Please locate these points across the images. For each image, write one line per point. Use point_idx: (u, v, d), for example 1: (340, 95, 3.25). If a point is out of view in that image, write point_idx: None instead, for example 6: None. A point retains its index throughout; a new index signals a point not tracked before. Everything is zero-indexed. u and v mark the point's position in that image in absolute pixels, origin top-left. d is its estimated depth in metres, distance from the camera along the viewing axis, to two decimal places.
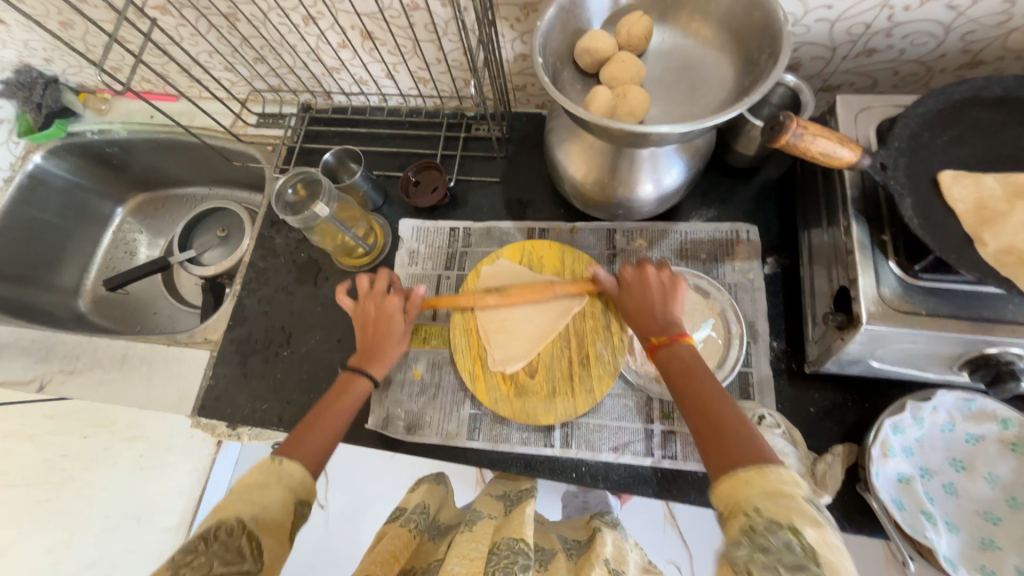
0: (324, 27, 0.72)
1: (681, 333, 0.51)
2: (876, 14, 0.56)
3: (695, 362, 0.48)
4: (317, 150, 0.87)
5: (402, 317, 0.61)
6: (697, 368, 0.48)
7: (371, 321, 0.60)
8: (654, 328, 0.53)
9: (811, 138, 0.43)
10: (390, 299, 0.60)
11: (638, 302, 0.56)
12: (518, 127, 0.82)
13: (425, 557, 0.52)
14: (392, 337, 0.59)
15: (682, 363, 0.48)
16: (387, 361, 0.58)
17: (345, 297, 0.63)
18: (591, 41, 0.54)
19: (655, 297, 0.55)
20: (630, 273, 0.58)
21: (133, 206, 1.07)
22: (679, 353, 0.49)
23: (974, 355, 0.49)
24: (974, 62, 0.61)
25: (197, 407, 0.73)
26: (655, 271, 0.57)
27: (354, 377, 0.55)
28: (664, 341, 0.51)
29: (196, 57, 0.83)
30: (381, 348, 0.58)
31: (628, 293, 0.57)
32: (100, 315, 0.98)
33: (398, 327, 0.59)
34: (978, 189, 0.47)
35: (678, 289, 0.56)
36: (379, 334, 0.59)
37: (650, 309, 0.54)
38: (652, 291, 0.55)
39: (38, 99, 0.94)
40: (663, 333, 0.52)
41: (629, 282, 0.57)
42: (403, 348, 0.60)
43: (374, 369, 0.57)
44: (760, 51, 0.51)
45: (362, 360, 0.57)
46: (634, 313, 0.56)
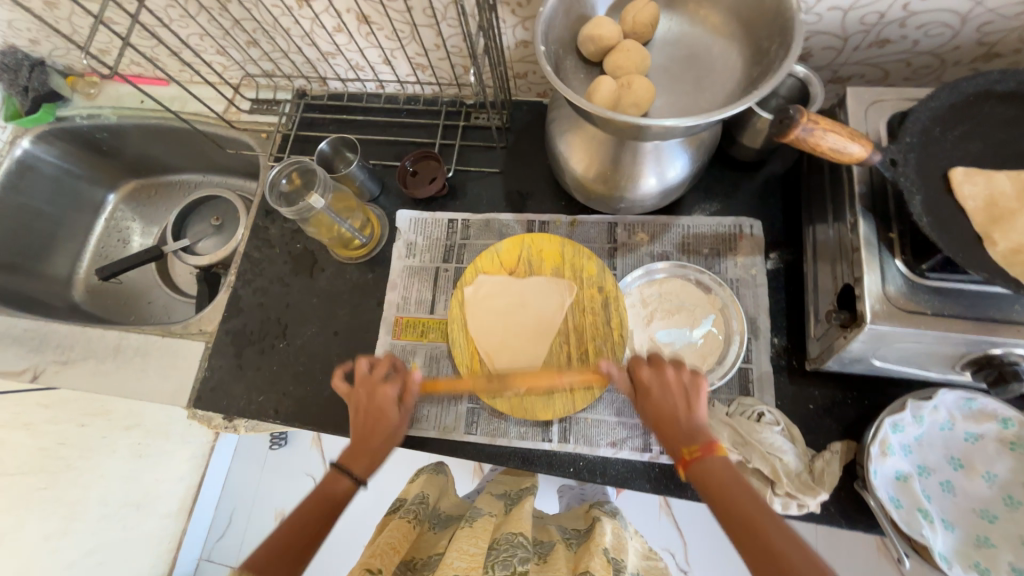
0: (319, 10, 0.70)
1: (711, 442, 0.47)
2: (891, 3, 0.54)
3: (733, 480, 0.44)
4: (312, 138, 0.85)
5: (397, 408, 0.57)
6: (736, 484, 0.44)
7: (364, 412, 0.56)
8: (681, 437, 0.48)
9: (822, 133, 0.41)
10: (384, 389, 0.57)
11: (663, 408, 0.50)
12: (519, 117, 0.80)
13: (426, 547, 0.52)
14: (384, 432, 0.55)
15: (720, 477, 0.45)
16: (377, 457, 0.54)
17: (339, 380, 0.59)
18: (596, 29, 0.52)
19: (677, 399, 0.50)
20: (647, 373, 0.53)
21: (125, 193, 1.05)
22: (714, 468, 0.45)
23: (978, 355, 0.49)
24: (989, 55, 0.59)
25: (193, 398, 0.73)
26: (676, 371, 0.52)
27: (338, 477, 0.51)
28: (696, 454, 0.47)
29: (187, 40, 0.81)
30: (371, 444, 0.54)
31: (647, 396, 0.52)
32: (94, 304, 0.97)
33: (392, 418, 0.56)
34: (989, 187, 0.46)
35: (699, 388, 0.52)
36: (370, 430, 0.55)
37: (674, 416, 0.50)
38: (670, 386, 0.51)
39: (24, 82, 0.90)
40: (693, 442, 0.48)
41: (645, 384, 0.52)
42: (393, 446, 0.56)
43: (360, 469, 0.53)
44: (770, 40, 0.49)
45: (352, 457, 0.53)
46: (657, 417, 0.50)
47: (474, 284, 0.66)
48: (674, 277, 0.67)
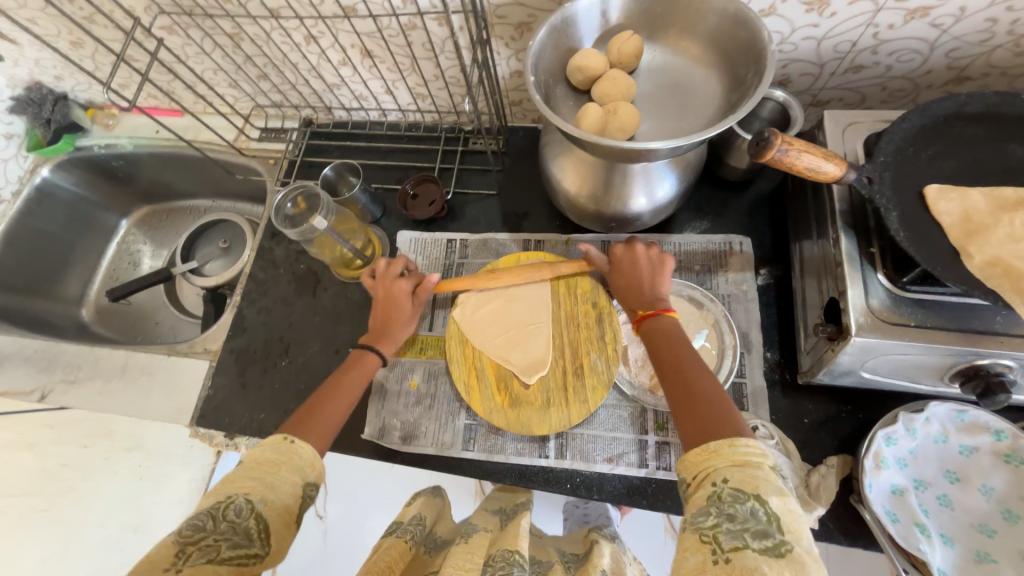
0: (325, 45, 0.75)
1: (667, 307, 0.54)
2: (862, 32, 0.58)
3: (677, 337, 0.50)
4: (317, 164, 0.88)
5: (410, 299, 0.64)
6: (679, 339, 0.50)
7: (382, 301, 0.64)
8: (641, 303, 0.55)
9: (797, 153, 0.44)
10: (400, 282, 0.63)
11: (631, 279, 0.58)
12: (515, 141, 0.83)
13: (421, 571, 0.52)
14: (402, 319, 0.63)
15: (664, 335, 0.51)
16: (396, 340, 0.62)
17: (365, 274, 0.66)
18: (583, 60, 0.56)
19: (642, 270, 0.58)
20: (621, 250, 0.60)
21: (137, 218, 1.09)
22: (664, 324, 0.52)
23: (964, 366, 0.49)
24: (961, 78, 0.62)
25: (196, 417, 0.74)
26: (647, 248, 0.59)
27: (364, 357, 0.59)
28: (651, 314, 0.53)
29: (201, 74, 0.86)
30: (393, 331, 0.62)
31: (618, 270, 0.59)
32: (103, 326, 1.00)
33: (405, 306, 0.63)
34: (964, 202, 0.47)
35: (666, 264, 0.58)
36: (388, 316, 0.63)
37: (641, 286, 0.57)
38: (639, 258, 0.58)
39: (48, 115, 0.97)
40: (650, 306, 0.54)
41: (620, 260, 0.59)
42: (411, 329, 0.64)
43: (382, 346, 0.61)
44: (747, 68, 0.52)
45: (374, 338, 0.62)
46: (624, 288, 0.58)
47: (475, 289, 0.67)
48: (667, 294, 0.68)
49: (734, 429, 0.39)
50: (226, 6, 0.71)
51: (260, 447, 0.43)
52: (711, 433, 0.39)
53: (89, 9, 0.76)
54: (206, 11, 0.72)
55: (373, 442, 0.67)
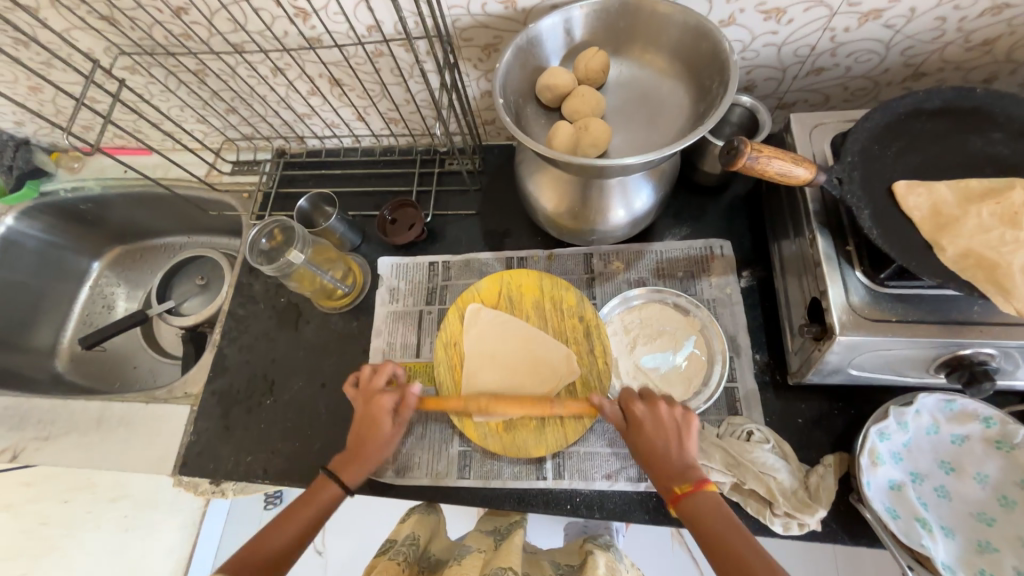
0: (292, 77, 0.74)
1: (702, 479, 0.48)
2: (820, 36, 0.59)
3: (719, 517, 0.45)
4: (293, 194, 0.87)
5: (392, 419, 0.57)
6: (720, 517, 0.45)
7: (360, 419, 0.57)
8: (673, 476, 0.49)
9: (767, 160, 0.44)
10: (381, 399, 0.57)
11: (654, 447, 0.51)
12: (491, 159, 0.83)
13: None
14: (380, 440, 0.56)
15: (707, 516, 0.45)
16: (364, 468, 0.55)
17: (348, 387, 0.60)
18: (551, 79, 0.56)
19: (672, 442, 0.51)
20: (641, 410, 0.52)
21: (109, 260, 1.06)
22: (701, 507, 0.46)
23: (948, 357, 0.50)
24: (917, 75, 0.64)
25: (179, 465, 0.71)
26: (668, 408, 0.52)
27: (327, 483, 0.54)
28: (687, 490, 0.47)
29: (168, 112, 0.84)
30: (364, 455, 0.55)
31: (638, 430, 0.52)
32: (78, 374, 0.96)
33: (386, 429, 0.56)
34: (932, 197, 0.48)
35: (690, 426, 0.52)
36: (365, 437, 0.56)
37: (666, 454, 0.50)
38: (665, 425, 0.51)
39: (9, 162, 0.94)
40: (684, 480, 0.48)
41: (640, 420, 0.52)
42: (385, 456, 0.57)
43: (347, 476, 0.55)
44: (712, 78, 0.53)
45: (343, 464, 0.55)
46: (647, 452, 0.51)
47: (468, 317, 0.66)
48: (652, 302, 0.68)
49: None
50: (188, 44, 0.70)
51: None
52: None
53: (46, 54, 0.74)
54: (167, 50, 0.71)
55: (366, 477, 0.65)
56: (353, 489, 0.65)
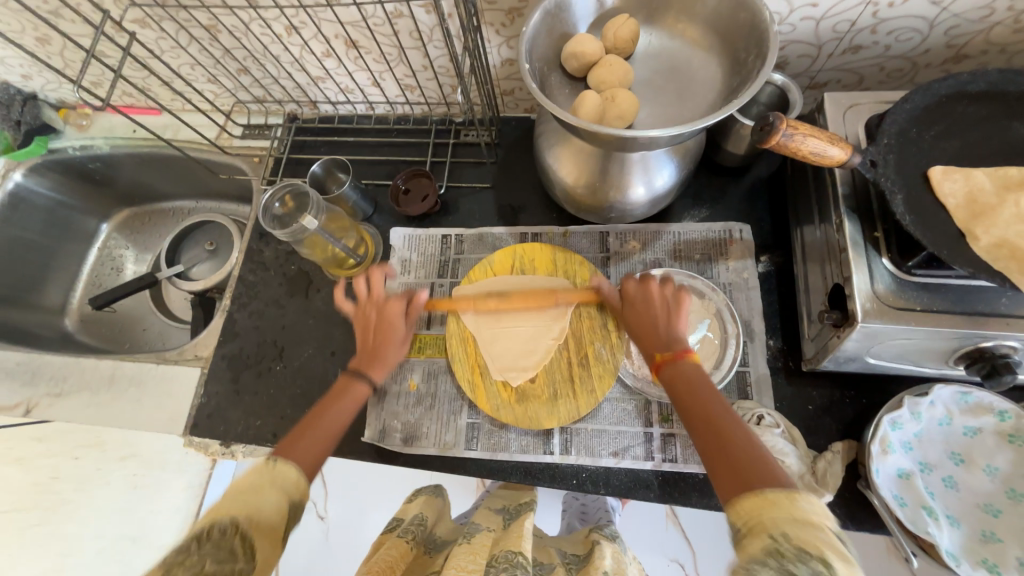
0: (307, 36, 0.71)
1: (686, 350, 0.48)
2: (861, 11, 0.56)
3: (699, 380, 0.45)
4: (304, 160, 0.86)
5: (404, 320, 0.59)
6: (702, 385, 0.44)
7: (372, 325, 0.58)
8: (658, 346, 0.49)
9: (801, 138, 0.43)
10: (391, 303, 0.59)
11: (644, 318, 0.52)
12: (507, 132, 0.81)
13: (422, 569, 0.54)
14: (392, 340, 0.57)
15: (687, 380, 0.45)
16: (388, 364, 0.56)
17: (347, 300, 0.62)
18: (578, 46, 0.54)
19: (659, 314, 0.51)
20: (634, 287, 0.54)
21: (118, 222, 1.05)
22: (685, 371, 0.46)
23: (969, 349, 0.49)
24: (959, 57, 0.61)
25: (189, 427, 0.72)
26: (660, 286, 0.53)
27: (354, 381, 0.53)
28: (669, 357, 0.47)
29: (178, 70, 0.82)
30: (384, 352, 0.56)
31: (631, 308, 0.54)
32: (88, 334, 0.97)
33: (399, 330, 0.58)
34: (968, 184, 0.46)
35: (681, 304, 0.52)
36: (381, 339, 0.57)
37: (655, 327, 0.51)
38: (654, 303, 0.52)
39: (16, 117, 0.93)
40: (669, 349, 0.48)
41: (631, 297, 0.54)
42: (404, 351, 0.59)
43: (374, 373, 0.55)
44: (747, 51, 0.51)
45: (364, 363, 0.55)
46: (637, 324, 0.52)
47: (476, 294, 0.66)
48: None
49: (779, 482, 0.33)
50: None
51: (243, 474, 0.39)
52: (755, 488, 0.33)
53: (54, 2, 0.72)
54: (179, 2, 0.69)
55: (373, 445, 0.66)
56: (360, 456, 0.66)
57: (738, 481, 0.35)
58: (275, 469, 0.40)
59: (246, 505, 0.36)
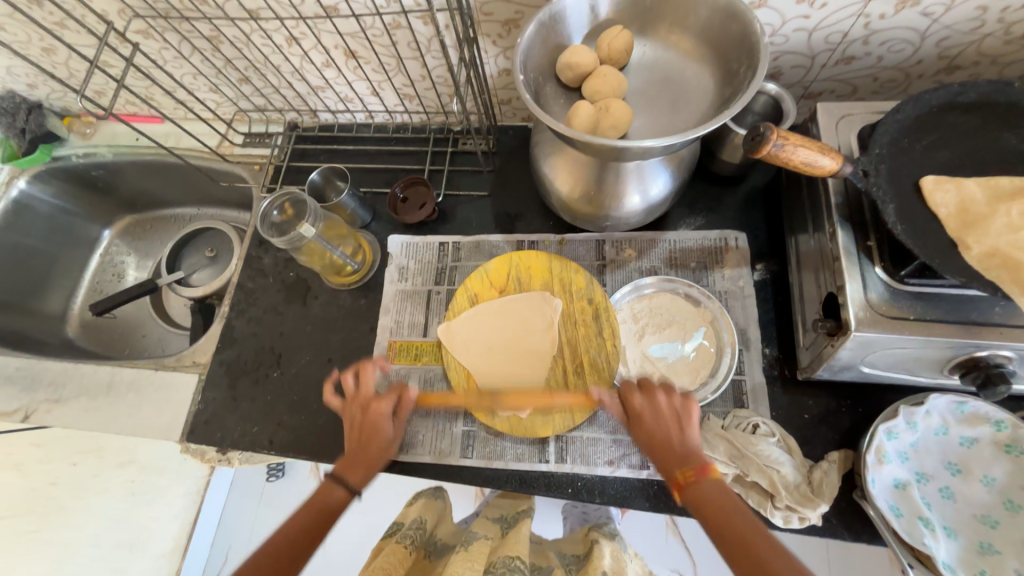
0: (307, 47, 0.73)
1: (705, 465, 0.48)
2: (853, 22, 0.57)
3: (725, 501, 0.45)
4: (304, 168, 0.86)
5: (391, 422, 0.59)
6: (730, 506, 0.44)
7: (360, 428, 0.58)
8: (678, 459, 0.49)
9: (793, 148, 0.43)
10: (379, 403, 0.59)
11: (655, 434, 0.51)
12: (505, 141, 0.82)
13: (422, 574, 0.55)
14: (381, 443, 0.57)
15: (713, 502, 0.45)
16: (371, 469, 0.55)
17: (331, 395, 0.62)
18: (572, 57, 0.55)
19: (671, 425, 0.51)
20: (639, 401, 0.53)
21: (120, 228, 1.06)
22: (708, 491, 0.46)
23: (964, 358, 0.49)
24: (951, 68, 0.62)
25: (186, 433, 0.72)
26: (668, 398, 0.53)
27: (333, 485, 0.53)
28: (690, 476, 0.47)
29: (181, 79, 0.83)
30: (369, 452, 0.56)
31: (638, 420, 0.53)
32: (87, 340, 0.97)
33: (387, 430, 0.58)
34: (960, 194, 0.47)
35: (690, 412, 0.52)
36: (365, 443, 0.57)
37: (669, 440, 0.50)
38: (663, 413, 0.52)
39: (22, 125, 0.93)
40: (687, 466, 0.48)
41: (637, 412, 0.53)
42: (388, 457, 0.58)
43: (353, 478, 0.53)
44: (739, 62, 0.52)
45: (349, 466, 0.55)
46: (649, 442, 0.51)
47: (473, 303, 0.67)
48: (663, 292, 0.68)
49: None
50: (203, 8, 0.69)
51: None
52: None
53: (60, 14, 0.73)
54: (182, 13, 0.70)
55: None
56: None
57: None
58: None
59: None
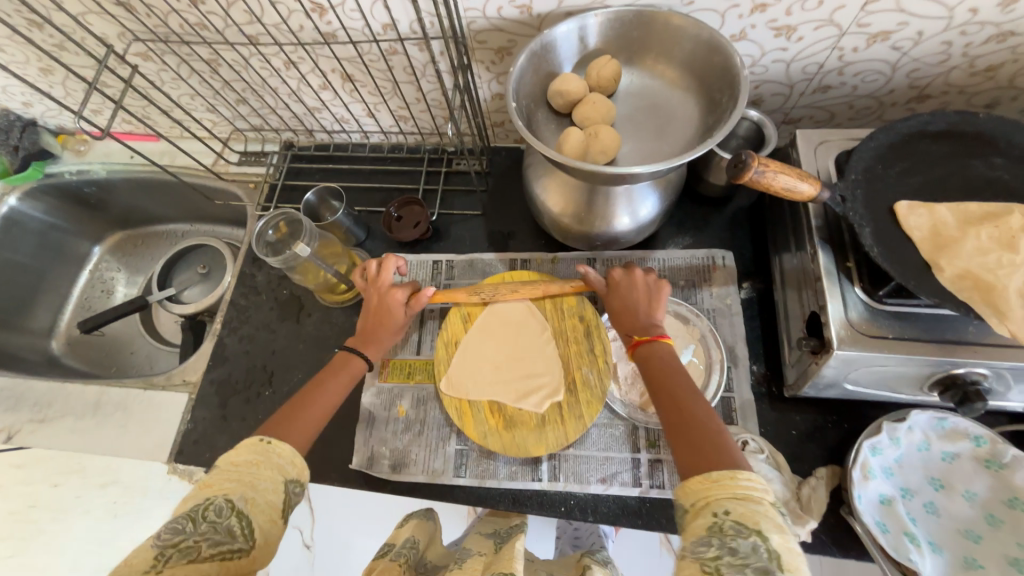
0: (305, 70, 0.74)
1: (662, 335, 0.54)
2: (828, 55, 0.60)
3: (675, 368, 0.50)
4: (299, 187, 0.87)
5: (402, 310, 0.62)
6: (675, 371, 0.50)
7: (373, 308, 0.62)
8: (637, 329, 0.55)
9: (773, 175, 0.45)
10: (394, 291, 0.62)
11: (625, 301, 0.57)
12: (497, 161, 0.84)
13: None
14: (390, 327, 0.62)
15: (664, 371, 0.50)
16: (383, 346, 0.61)
17: (358, 275, 0.65)
18: (563, 84, 0.57)
19: (641, 304, 0.57)
20: (619, 274, 0.59)
21: (111, 245, 1.06)
22: (659, 355, 0.52)
23: (942, 376, 0.51)
24: (922, 97, 0.65)
25: (174, 453, 0.71)
26: (642, 273, 0.58)
27: (350, 358, 0.59)
28: (646, 339, 0.53)
29: (178, 100, 0.85)
30: (378, 334, 0.61)
31: (614, 290, 0.59)
32: (74, 358, 0.96)
33: (397, 318, 0.62)
34: (932, 218, 0.49)
35: (662, 291, 0.57)
36: (378, 321, 0.62)
37: (634, 309, 0.57)
38: (637, 288, 0.58)
39: (16, 142, 0.94)
40: (646, 334, 0.54)
41: (616, 283, 0.59)
42: (398, 337, 0.63)
43: (369, 352, 0.60)
44: (722, 92, 0.54)
45: (361, 342, 0.61)
46: (618, 308, 0.58)
47: (468, 317, 0.67)
48: None
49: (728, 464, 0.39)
50: (203, 33, 0.71)
51: (235, 451, 0.43)
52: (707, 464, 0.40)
53: (60, 37, 0.74)
54: (182, 38, 0.71)
55: (362, 472, 0.65)
56: (348, 483, 0.65)
57: (692, 454, 0.42)
58: (265, 449, 0.44)
59: (241, 483, 0.40)
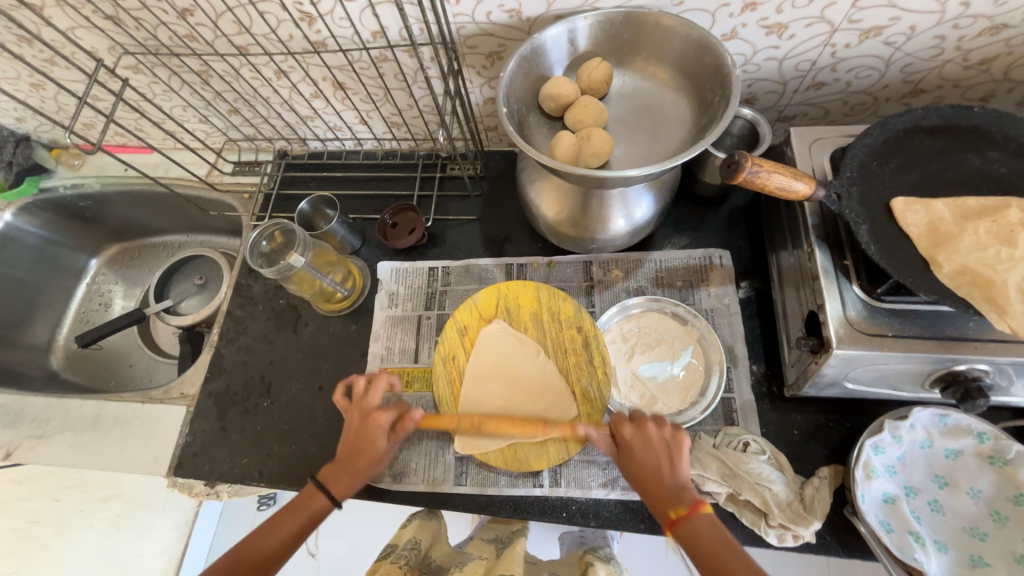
0: (296, 79, 0.74)
1: (696, 502, 0.48)
2: (820, 51, 0.60)
3: (713, 536, 0.45)
4: (293, 196, 0.87)
5: (387, 435, 0.57)
6: (718, 542, 0.45)
7: (354, 435, 0.57)
8: (667, 497, 0.49)
9: (767, 174, 0.45)
10: (378, 415, 0.57)
11: (648, 467, 0.51)
12: (491, 166, 0.84)
13: None
14: (374, 456, 0.56)
15: (705, 538, 0.45)
16: (357, 481, 0.55)
17: (340, 397, 0.60)
18: (554, 88, 0.57)
19: (661, 459, 0.51)
20: (630, 431, 0.53)
21: (107, 258, 1.05)
22: (697, 527, 0.46)
23: (943, 372, 0.50)
24: (916, 91, 0.65)
25: (173, 466, 0.71)
26: (657, 428, 0.53)
27: (315, 493, 0.53)
28: (680, 513, 0.47)
29: (170, 111, 0.85)
30: (358, 466, 0.55)
31: (630, 455, 0.53)
32: (73, 372, 0.96)
33: (381, 446, 0.56)
34: (929, 214, 0.48)
35: (681, 447, 0.52)
36: (360, 451, 0.56)
37: (658, 475, 0.50)
38: (655, 448, 0.52)
39: (9, 157, 0.94)
40: (679, 501, 0.48)
41: (630, 442, 0.53)
42: (378, 469, 0.56)
43: (336, 488, 0.54)
44: (713, 91, 0.54)
45: (334, 475, 0.55)
46: (640, 477, 0.51)
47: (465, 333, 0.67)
48: (651, 311, 0.68)
49: None
50: (192, 45, 0.70)
51: None
52: None
53: (50, 52, 0.74)
54: (171, 50, 0.71)
55: (362, 482, 0.65)
56: (348, 494, 0.65)
57: None
58: None
59: None
